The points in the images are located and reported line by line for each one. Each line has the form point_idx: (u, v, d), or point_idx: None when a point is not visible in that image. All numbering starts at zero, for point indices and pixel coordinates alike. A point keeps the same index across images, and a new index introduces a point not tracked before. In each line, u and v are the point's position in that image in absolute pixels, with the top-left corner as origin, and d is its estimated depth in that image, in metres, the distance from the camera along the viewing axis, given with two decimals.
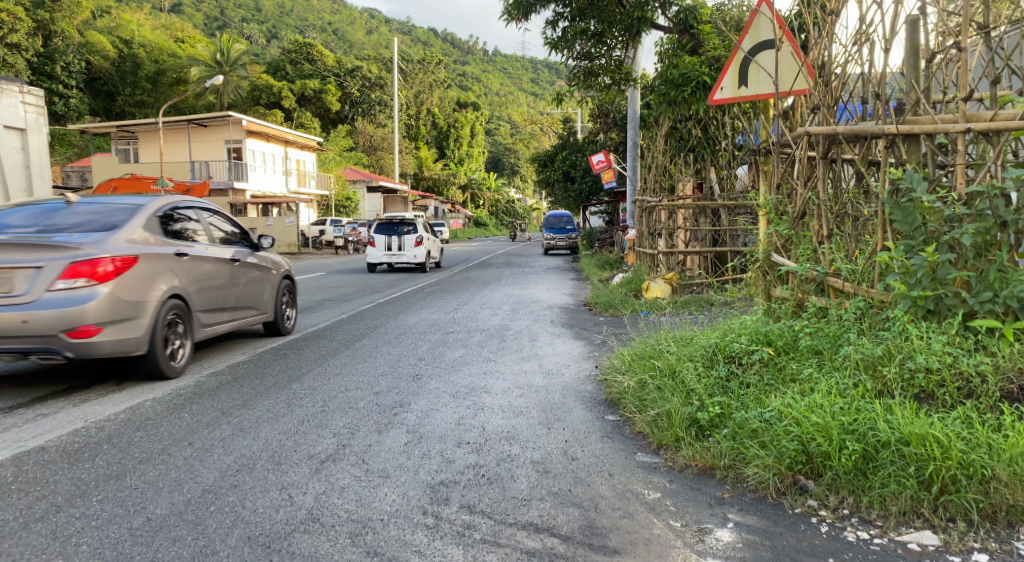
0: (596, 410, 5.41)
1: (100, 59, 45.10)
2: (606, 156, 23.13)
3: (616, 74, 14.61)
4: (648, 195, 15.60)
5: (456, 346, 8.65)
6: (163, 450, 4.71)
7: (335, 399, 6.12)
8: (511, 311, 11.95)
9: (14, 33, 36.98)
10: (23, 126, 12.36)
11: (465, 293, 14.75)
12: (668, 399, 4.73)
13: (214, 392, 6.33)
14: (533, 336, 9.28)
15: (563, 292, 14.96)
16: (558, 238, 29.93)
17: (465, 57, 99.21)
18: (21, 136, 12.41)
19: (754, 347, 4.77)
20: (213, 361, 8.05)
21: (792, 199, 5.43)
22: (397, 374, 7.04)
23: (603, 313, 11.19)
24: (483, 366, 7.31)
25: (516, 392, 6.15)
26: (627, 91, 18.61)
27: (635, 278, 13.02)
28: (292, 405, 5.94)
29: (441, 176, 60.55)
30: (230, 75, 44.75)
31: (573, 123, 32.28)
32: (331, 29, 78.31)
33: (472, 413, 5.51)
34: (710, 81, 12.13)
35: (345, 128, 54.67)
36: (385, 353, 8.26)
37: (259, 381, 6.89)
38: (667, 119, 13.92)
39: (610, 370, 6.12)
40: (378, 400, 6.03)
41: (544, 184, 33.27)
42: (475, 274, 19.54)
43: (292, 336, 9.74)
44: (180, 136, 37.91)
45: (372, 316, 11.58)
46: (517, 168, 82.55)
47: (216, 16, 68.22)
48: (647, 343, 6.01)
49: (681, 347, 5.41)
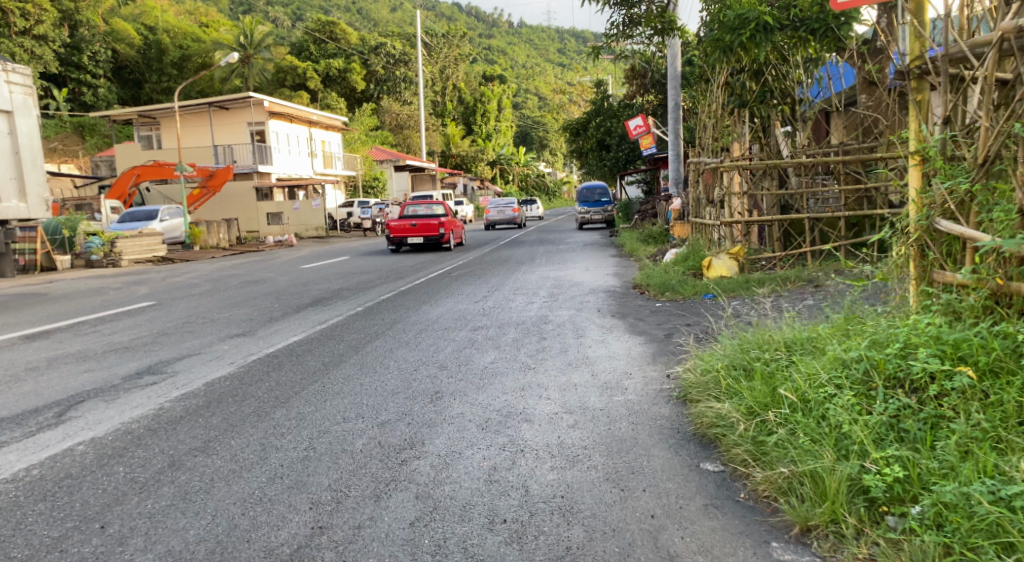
0: (687, 454, 3.82)
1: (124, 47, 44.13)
2: (643, 121, 21.36)
3: (659, 22, 13.11)
4: (700, 155, 13.62)
5: (485, 347, 7.05)
6: (58, 541, 3.26)
7: (330, 434, 4.61)
8: (549, 297, 10.34)
9: (40, 24, 36.50)
10: (9, 109, 11.21)
11: (496, 276, 13.14)
12: (812, 450, 3.12)
13: (173, 429, 4.85)
14: (579, 330, 7.63)
15: (606, 271, 13.27)
16: (593, 212, 28.01)
17: (490, 31, 96.48)
18: (8, 120, 11.29)
19: (944, 367, 3.11)
20: (191, 375, 6.58)
21: (970, 141, 3.72)
22: (411, 393, 5.49)
23: (657, 296, 9.59)
24: (520, 378, 5.71)
25: (567, 421, 4.55)
26: (668, 42, 16.55)
27: (690, 253, 11.29)
28: (270, 446, 4.44)
29: (469, 153, 58.49)
30: (255, 57, 43.24)
31: (607, 88, 30.16)
32: (356, 9, 76.62)
33: (510, 459, 3.94)
34: (772, 22, 10.22)
35: (371, 106, 53.09)
36: (401, 359, 6.73)
37: (235, 408, 5.36)
38: (724, 69, 11.97)
39: (698, 390, 4.51)
40: (383, 437, 4.49)
41: (577, 154, 31.27)
42: (506, 254, 17.80)
43: (294, 338, 8.19)
44: (201, 120, 36.63)
45: (391, 308, 10.04)
46: (547, 141, 79.33)
47: (242, 1, 67.04)
48: (749, 356, 4.39)
49: (808, 363, 3.78)
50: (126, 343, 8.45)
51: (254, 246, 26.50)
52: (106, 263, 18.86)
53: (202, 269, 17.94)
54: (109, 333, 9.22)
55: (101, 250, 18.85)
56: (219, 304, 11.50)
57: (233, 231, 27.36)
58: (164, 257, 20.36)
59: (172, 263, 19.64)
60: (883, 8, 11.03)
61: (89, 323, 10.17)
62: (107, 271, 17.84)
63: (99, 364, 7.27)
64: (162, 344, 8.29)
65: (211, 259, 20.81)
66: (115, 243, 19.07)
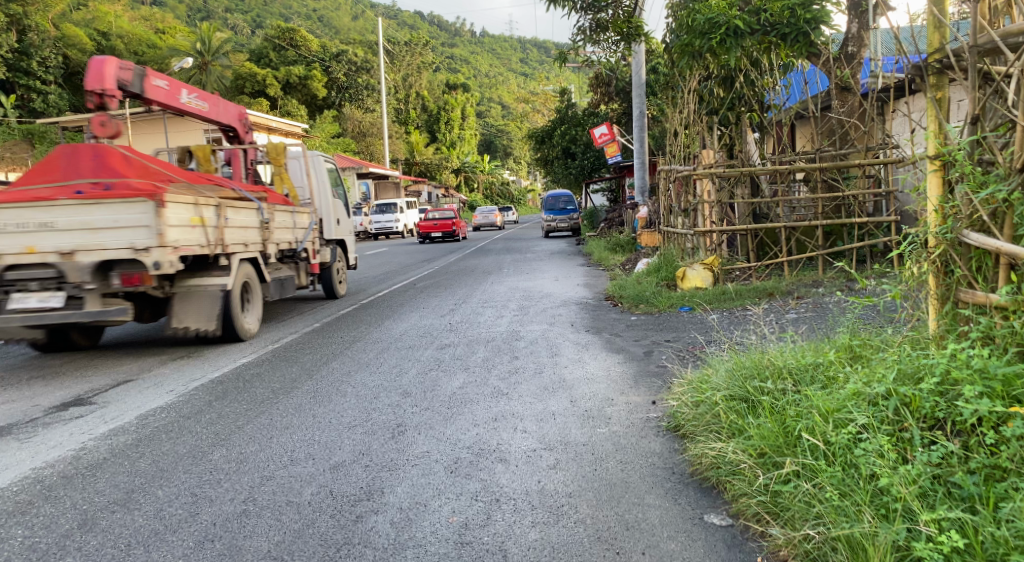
0: (690, 502, 3.32)
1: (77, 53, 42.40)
2: (609, 128, 21.07)
3: (627, 27, 12.73)
4: (670, 161, 13.22)
5: (453, 369, 6.47)
6: None
7: (273, 481, 4.00)
8: (519, 310, 9.80)
9: None
10: None
11: (463, 287, 12.57)
12: (846, 508, 2.67)
13: (93, 477, 4.20)
14: (553, 348, 7.11)
15: (576, 282, 12.79)
16: (559, 220, 27.58)
17: (453, 40, 95.88)
18: None
19: (1001, 408, 2.63)
20: (125, 404, 5.90)
21: (1002, 146, 3.29)
22: (371, 426, 4.91)
23: (631, 308, 9.15)
24: (492, 406, 5.15)
25: (547, 460, 4.02)
26: (633, 49, 16.14)
27: (663, 262, 10.89)
28: (203, 497, 3.83)
29: (433, 160, 57.81)
30: (212, 64, 42.00)
31: (572, 95, 29.79)
32: (316, 16, 75.51)
33: (484, 513, 3.39)
34: (743, 26, 9.83)
35: (332, 113, 52.06)
36: (359, 384, 6.14)
37: (166, 448, 4.69)
38: (694, 75, 11.59)
39: (693, 424, 4.02)
40: (338, 483, 3.92)
41: (542, 161, 30.86)
42: (472, 263, 17.26)
43: (244, 359, 7.53)
44: (155, 127, 35.37)
45: (350, 324, 9.40)
46: (511, 149, 78.77)
47: (200, 7, 65.45)
48: (750, 385, 3.93)
49: (825, 397, 3.32)
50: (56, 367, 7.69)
51: None
52: None
53: None
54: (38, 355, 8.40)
55: None
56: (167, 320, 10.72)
57: None
58: None
59: None
60: (855, 12, 10.77)
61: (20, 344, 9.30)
62: None
63: (21, 394, 6.49)
64: (96, 367, 7.55)
65: None
66: None
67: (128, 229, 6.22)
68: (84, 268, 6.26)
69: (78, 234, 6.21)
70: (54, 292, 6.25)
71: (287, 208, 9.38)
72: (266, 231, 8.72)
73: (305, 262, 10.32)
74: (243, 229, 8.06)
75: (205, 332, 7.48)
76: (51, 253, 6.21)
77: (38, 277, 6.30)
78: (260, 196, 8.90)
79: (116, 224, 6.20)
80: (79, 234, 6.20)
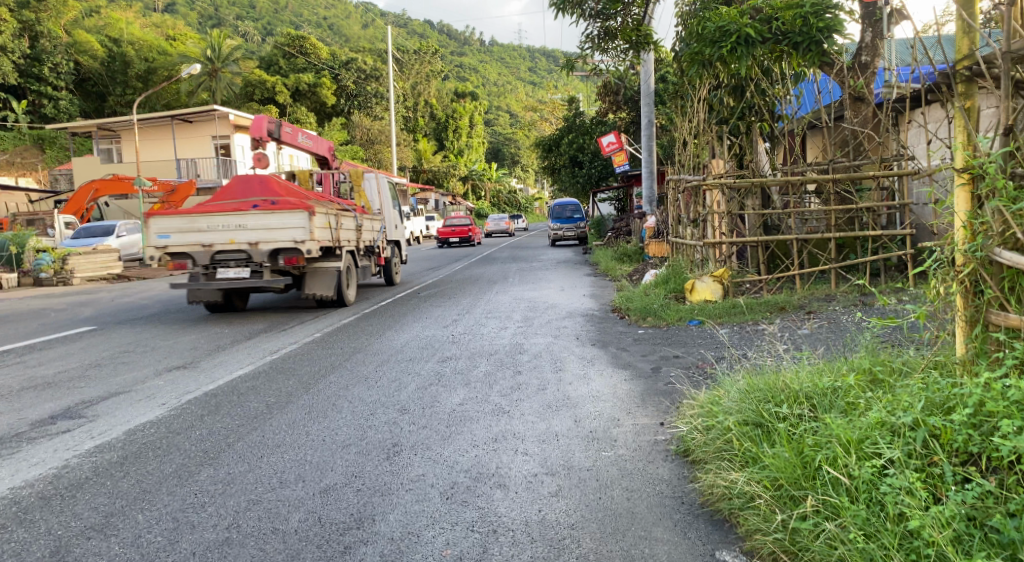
0: (700, 537, 3.10)
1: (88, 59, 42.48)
2: (616, 137, 20.89)
3: (636, 35, 12.55)
4: (679, 171, 12.99)
5: (453, 384, 6.25)
6: None
7: (261, 506, 3.80)
8: (523, 322, 9.59)
9: None
10: None
11: (467, 297, 12.38)
12: (872, 552, 2.49)
13: (72, 499, 4.00)
14: (557, 362, 6.89)
15: (582, 292, 12.58)
16: (566, 229, 27.37)
17: (463, 48, 95.95)
18: None
19: None
20: (113, 418, 5.70)
21: None
22: (366, 445, 4.72)
23: (638, 321, 8.93)
24: (492, 425, 4.94)
25: (550, 486, 3.80)
26: (641, 57, 15.94)
27: (671, 273, 10.69)
28: (186, 523, 3.64)
29: (441, 168, 57.72)
30: (222, 71, 42.04)
31: (579, 104, 29.64)
32: (327, 25, 75.74)
33: (480, 546, 3.21)
34: (754, 34, 9.63)
35: (341, 120, 52.03)
36: (356, 399, 5.93)
37: (151, 467, 4.48)
38: (704, 83, 11.37)
39: (704, 450, 3.81)
40: (329, 508, 3.73)
41: (550, 170, 30.68)
42: (477, 272, 17.06)
43: (241, 371, 7.35)
44: (163, 133, 35.37)
45: (350, 335, 9.20)
46: (518, 157, 78.55)
47: (212, 15, 65.66)
48: (764, 410, 3.72)
49: (845, 426, 3.11)
50: (49, 377, 7.51)
51: None
52: (56, 282, 17.66)
53: (157, 288, 16.82)
54: (32, 364, 8.23)
55: (51, 267, 17.61)
56: (167, 329, 10.55)
57: None
58: (120, 274, 19.18)
59: (127, 282, 18.44)
60: (868, 21, 10.55)
61: (17, 352, 9.13)
62: (59, 291, 16.59)
63: (10, 405, 6.31)
64: (90, 378, 7.37)
65: (170, 277, 19.68)
66: (65, 260, 17.87)
67: (292, 228, 9.55)
68: (264, 252, 9.57)
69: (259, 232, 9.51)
70: (244, 268, 9.51)
71: (373, 217, 12.81)
72: (359, 232, 12.02)
73: (376, 256, 13.28)
74: (349, 230, 11.38)
75: (325, 297, 10.65)
76: (241, 244, 9.53)
77: (232, 260, 9.64)
78: (352, 208, 12.21)
79: (282, 224, 9.49)
80: (259, 232, 9.51)
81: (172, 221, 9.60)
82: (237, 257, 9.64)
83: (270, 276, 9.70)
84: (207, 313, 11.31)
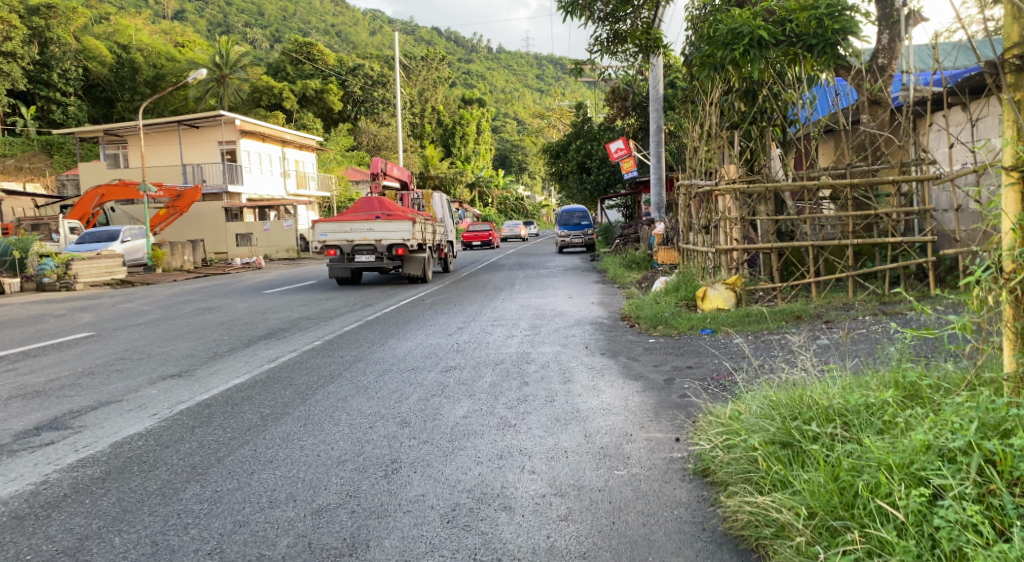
0: None
1: (97, 65, 42.40)
2: (624, 143, 20.55)
3: (646, 39, 12.27)
4: (690, 177, 12.69)
5: (457, 395, 5.96)
6: None
7: (248, 528, 3.54)
8: (530, 330, 9.31)
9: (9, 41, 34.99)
10: None
11: (473, 304, 12.11)
12: None
13: (46, 519, 3.73)
14: (566, 373, 6.59)
15: (590, 300, 12.31)
16: (573, 236, 27.07)
17: (470, 55, 95.90)
18: None
19: None
20: (101, 430, 5.44)
21: None
22: (364, 460, 4.45)
23: (648, 330, 8.66)
24: (497, 440, 4.66)
25: (560, 509, 3.52)
26: (650, 61, 15.62)
27: (682, 281, 10.41)
28: (167, 549, 3.37)
29: (448, 175, 57.62)
30: (230, 77, 41.89)
31: (587, 110, 29.41)
32: (335, 32, 75.68)
33: None
34: (767, 36, 9.32)
35: (347, 126, 51.85)
36: (356, 411, 5.66)
37: (135, 483, 4.21)
38: (715, 87, 11.07)
39: (726, 471, 3.54)
40: (322, 532, 3.46)
41: (557, 176, 30.43)
42: (483, 278, 16.81)
43: (238, 379, 7.09)
44: (170, 138, 35.27)
45: (352, 343, 8.92)
46: (526, 164, 78.28)
47: (220, 23, 65.70)
48: (791, 428, 3.45)
49: (887, 447, 2.83)
50: (41, 385, 7.26)
51: (221, 268, 25.07)
52: (59, 287, 17.47)
53: (159, 294, 16.60)
54: (25, 372, 7.98)
55: (54, 273, 17.44)
56: (166, 335, 10.31)
57: (198, 253, 25.86)
58: (124, 279, 18.97)
59: (131, 287, 18.23)
60: (885, 22, 10.26)
61: (11, 358, 8.90)
62: (61, 296, 16.39)
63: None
64: (82, 387, 7.12)
65: (174, 282, 19.46)
66: (69, 265, 17.70)
67: (400, 231, 14.67)
68: (384, 246, 14.64)
69: (383, 233, 14.61)
70: (373, 256, 14.63)
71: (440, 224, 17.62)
72: (432, 235, 16.81)
73: (439, 251, 18.28)
74: (428, 234, 16.22)
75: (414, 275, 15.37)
76: (371, 241, 14.65)
77: (364, 251, 14.72)
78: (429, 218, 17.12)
79: (397, 229, 14.66)
80: (381, 233, 14.64)
81: (326, 226, 14.65)
82: (368, 249, 14.69)
83: (388, 262, 14.80)
84: (247, 310, 12.05)
